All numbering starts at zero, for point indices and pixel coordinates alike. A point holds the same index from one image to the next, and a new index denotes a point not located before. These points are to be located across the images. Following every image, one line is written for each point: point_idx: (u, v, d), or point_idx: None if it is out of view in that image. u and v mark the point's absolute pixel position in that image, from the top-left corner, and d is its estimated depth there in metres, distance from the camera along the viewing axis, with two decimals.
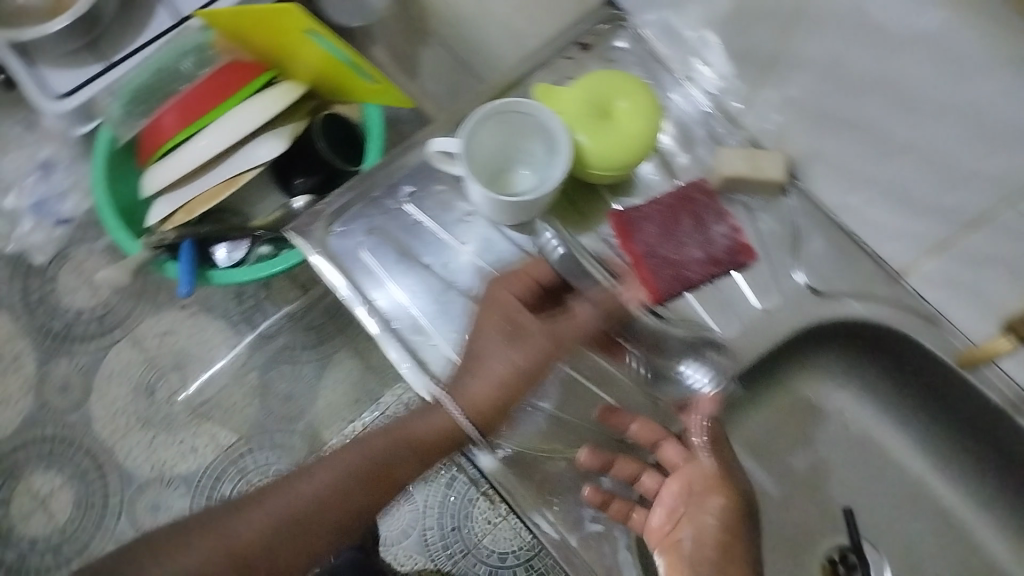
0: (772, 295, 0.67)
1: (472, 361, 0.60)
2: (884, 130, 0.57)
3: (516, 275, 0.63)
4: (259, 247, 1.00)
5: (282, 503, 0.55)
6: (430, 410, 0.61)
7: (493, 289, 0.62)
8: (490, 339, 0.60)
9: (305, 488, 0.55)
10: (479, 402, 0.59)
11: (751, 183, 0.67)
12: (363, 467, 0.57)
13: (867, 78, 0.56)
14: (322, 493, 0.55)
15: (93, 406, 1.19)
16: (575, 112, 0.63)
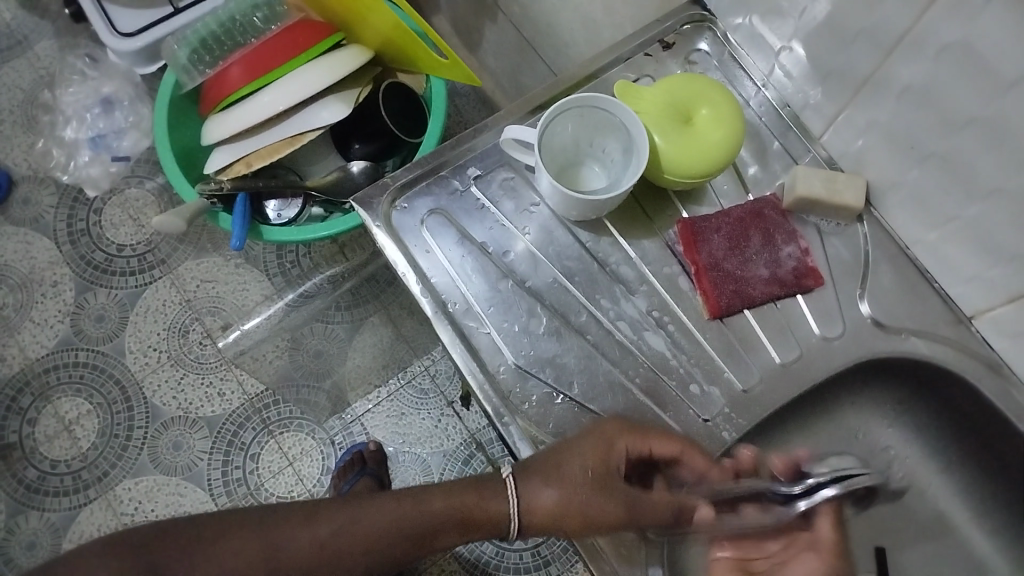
0: (834, 323, 0.65)
1: (552, 472, 0.58)
2: (980, 165, 0.54)
3: (628, 439, 0.58)
4: (312, 207, 1.01)
5: (333, 526, 0.60)
6: (492, 491, 0.61)
7: (617, 436, 0.58)
8: (575, 472, 0.57)
9: (358, 521, 0.60)
10: (536, 512, 0.59)
11: (826, 206, 0.65)
12: (414, 523, 0.61)
13: (964, 111, 0.53)
14: (373, 533, 0.60)
15: (126, 339, 1.35)
16: (655, 114, 0.61)
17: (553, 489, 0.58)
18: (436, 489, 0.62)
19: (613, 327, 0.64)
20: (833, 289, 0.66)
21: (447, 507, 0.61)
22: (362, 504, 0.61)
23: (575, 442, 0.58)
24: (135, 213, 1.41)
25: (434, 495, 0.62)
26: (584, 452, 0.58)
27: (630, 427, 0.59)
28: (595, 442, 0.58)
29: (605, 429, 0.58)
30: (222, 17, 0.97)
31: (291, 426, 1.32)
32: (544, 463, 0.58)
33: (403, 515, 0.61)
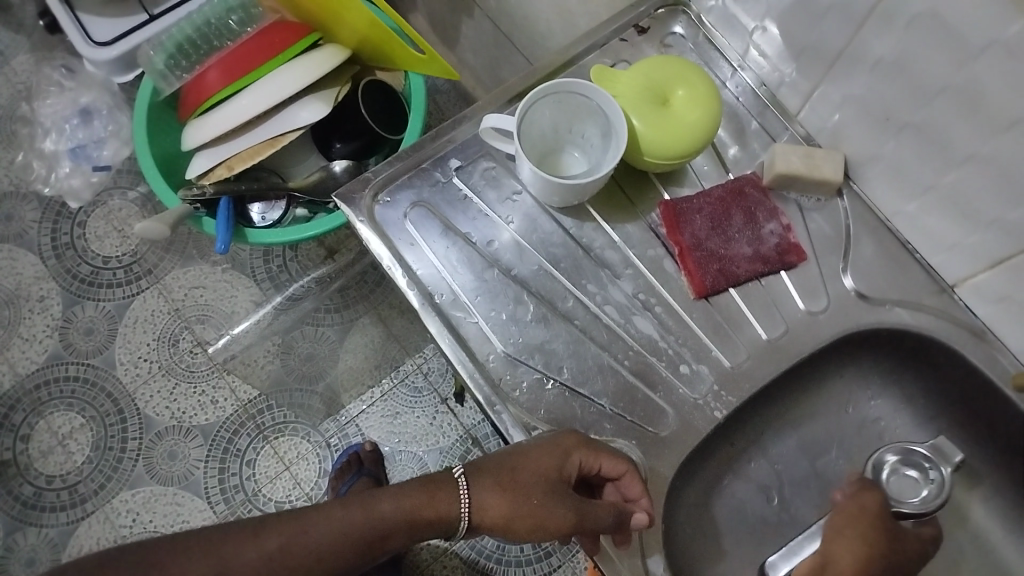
0: (819, 297, 0.65)
1: (504, 475, 0.59)
2: (957, 134, 0.54)
3: (569, 449, 0.58)
4: (296, 209, 1.01)
5: (281, 538, 0.55)
6: (442, 490, 0.61)
7: (572, 450, 0.58)
8: (527, 478, 0.58)
9: (306, 533, 0.57)
10: (487, 512, 0.60)
11: (805, 182, 0.65)
12: (365, 528, 0.59)
13: (939, 80, 0.53)
14: (323, 542, 0.57)
15: (117, 351, 1.35)
16: (633, 96, 0.61)
17: (505, 491, 0.59)
18: (383, 491, 0.61)
19: (600, 312, 0.65)
20: (816, 263, 0.66)
21: (396, 510, 0.60)
22: (303, 518, 0.57)
23: (530, 449, 0.59)
24: (119, 224, 1.40)
25: (382, 498, 0.60)
26: (537, 461, 0.58)
27: (574, 438, 0.59)
28: (548, 455, 0.58)
29: (559, 442, 0.58)
30: (198, 21, 0.97)
31: (286, 430, 1.32)
32: (500, 467, 0.60)
33: (354, 520, 0.58)
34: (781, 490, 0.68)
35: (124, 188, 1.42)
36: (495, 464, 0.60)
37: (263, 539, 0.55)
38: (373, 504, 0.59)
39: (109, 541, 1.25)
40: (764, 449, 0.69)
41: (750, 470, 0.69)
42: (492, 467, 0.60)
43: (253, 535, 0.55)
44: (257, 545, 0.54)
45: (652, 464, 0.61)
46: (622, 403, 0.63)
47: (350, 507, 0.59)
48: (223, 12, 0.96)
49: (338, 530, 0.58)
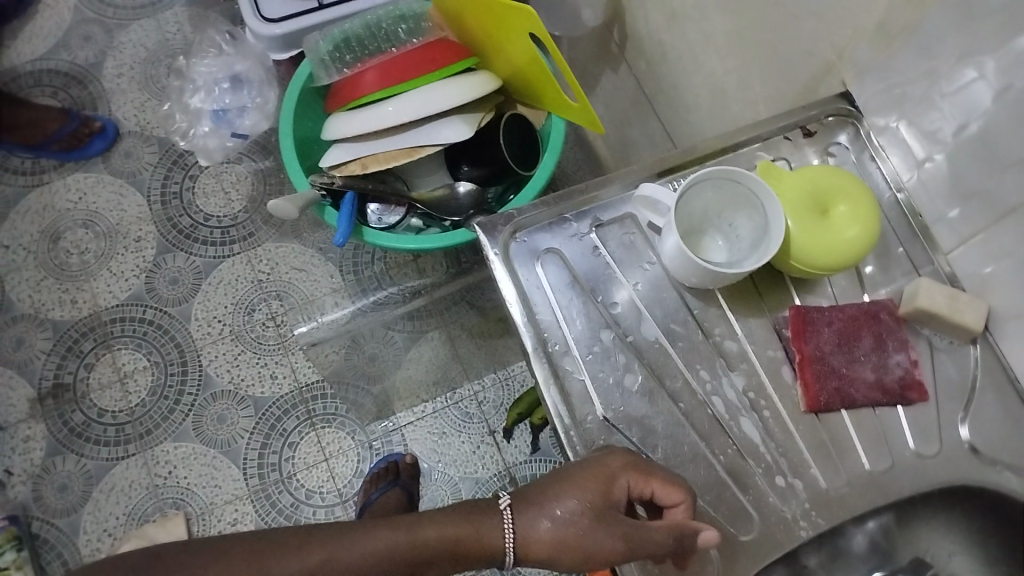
0: (931, 441, 0.64)
1: (549, 502, 0.59)
2: None
3: (615, 467, 0.56)
4: (411, 218, 1.02)
5: (333, 552, 0.57)
6: (488, 522, 0.60)
7: (618, 471, 0.56)
8: (571, 501, 0.58)
9: (347, 550, 0.57)
10: (534, 542, 0.59)
11: (943, 323, 0.64)
12: (406, 552, 0.59)
13: None
14: (367, 560, 0.58)
15: (194, 306, 1.38)
16: (793, 202, 0.61)
17: (553, 518, 0.59)
18: (429, 518, 0.60)
19: (708, 401, 0.64)
20: (934, 405, 0.64)
21: (440, 538, 0.59)
22: (345, 537, 0.58)
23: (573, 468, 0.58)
24: (227, 187, 1.44)
25: (427, 525, 0.60)
26: (583, 485, 0.57)
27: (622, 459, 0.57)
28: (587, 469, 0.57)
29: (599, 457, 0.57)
30: (369, 21, 0.99)
31: (333, 422, 1.32)
32: (544, 494, 0.59)
33: (395, 544, 0.59)
34: None
35: (242, 156, 1.45)
36: (543, 492, 0.60)
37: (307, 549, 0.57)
38: (417, 528, 0.60)
39: (142, 489, 1.27)
40: None
41: None
42: (541, 495, 0.60)
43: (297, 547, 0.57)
44: (300, 555, 0.56)
45: (725, 567, 0.60)
46: (708, 497, 0.62)
47: (394, 529, 0.59)
48: (395, 19, 0.99)
49: (379, 554, 0.58)
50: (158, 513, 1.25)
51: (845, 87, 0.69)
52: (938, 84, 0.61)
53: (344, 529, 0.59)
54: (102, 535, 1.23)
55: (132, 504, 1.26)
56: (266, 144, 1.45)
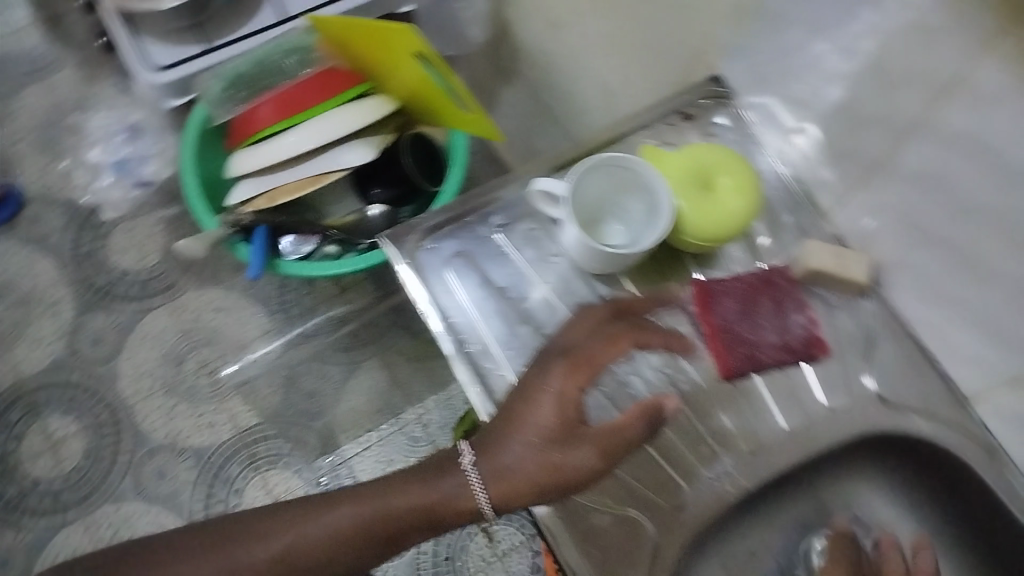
0: (838, 394, 0.67)
1: (510, 440, 0.57)
2: (993, 254, 0.56)
3: (564, 368, 0.58)
4: (326, 246, 1.01)
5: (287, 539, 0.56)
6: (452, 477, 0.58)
7: (567, 373, 0.58)
8: (535, 429, 0.56)
9: (313, 531, 0.56)
10: (512, 487, 0.56)
11: (831, 279, 0.67)
12: (375, 524, 0.57)
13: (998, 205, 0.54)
14: (319, 541, 0.56)
15: (122, 365, 1.31)
16: (678, 181, 0.64)
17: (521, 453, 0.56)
18: (396, 486, 0.58)
19: (625, 381, 0.66)
20: (837, 359, 0.68)
21: (408, 505, 0.57)
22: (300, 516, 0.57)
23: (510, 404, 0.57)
24: (140, 240, 1.38)
25: (394, 493, 0.58)
26: (541, 406, 0.57)
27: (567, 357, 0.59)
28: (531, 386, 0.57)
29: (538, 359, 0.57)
30: (260, 58, 1.00)
31: (278, 463, 1.28)
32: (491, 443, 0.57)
33: (351, 524, 0.56)
34: None
35: (152, 205, 1.40)
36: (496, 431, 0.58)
37: (272, 533, 0.56)
38: (380, 501, 0.57)
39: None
40: None
41: None
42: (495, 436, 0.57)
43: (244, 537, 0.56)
44: (266, 542, 0.56)
45: (661, 539, 0.62)
46: (636, 473, 0.64)
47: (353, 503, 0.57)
48: (284, 52, 1.00)
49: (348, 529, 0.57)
50: None
51: (713, 71, 0.73)
52: (795, 57, 0.65)
53: (291, 512, 0.57)
54: None
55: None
56: (170, 192, 1.40)
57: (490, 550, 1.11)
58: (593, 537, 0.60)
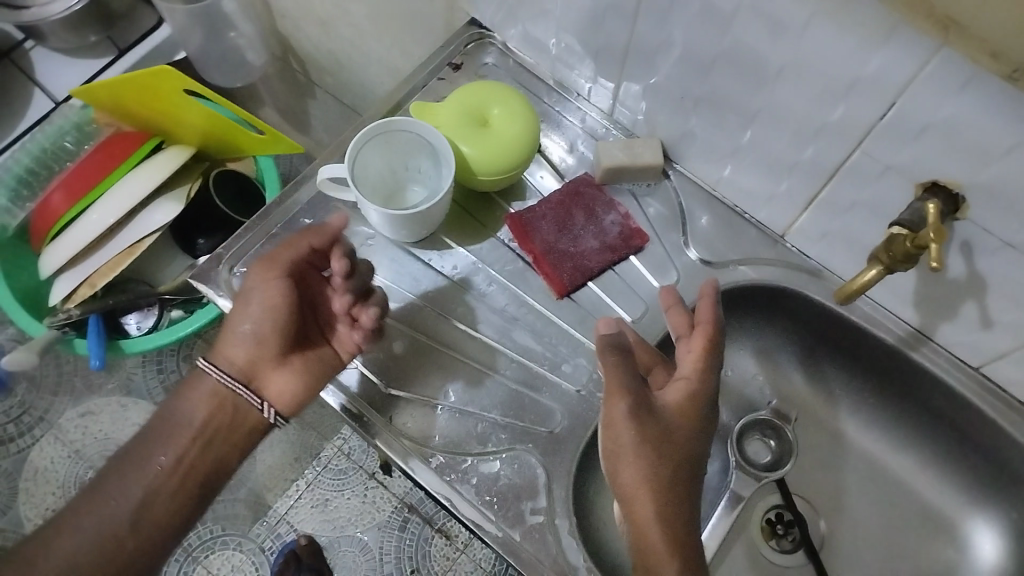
0: (669, 272, 0.70)
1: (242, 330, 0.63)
2: (752, 94, 0.59)
3: (282, 256, 0.63)
4: (170, 311, 1.01)
5: (113, 503, 0.62)
6: (204, 388, 0.65)
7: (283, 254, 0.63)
8: (264, 314, 0.62)
9: (134, 484, 0.63)
10: (274, 382, 0.65)
11: (631, 172, 0.70)
12: (175, 459, 0.64)
13: (740, 44, 0.56)
14: (138, 498, 0.62)
15: (22, 510, 1.16)
16: (455, 126, 0.65)
17: (260, 342, 0.63)
18: (172, 423, 0.65)
19: (474, 333, 0.68)
20: (659, 243, 0.71)
21: (195, 428, 0.64)
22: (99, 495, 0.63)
23: (257, 297, 0.62)
24: None
25: (177, 425, 0.64)
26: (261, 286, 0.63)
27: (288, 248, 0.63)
28: (274, 274, 0.62)
29: (287, 253, 0.63)
30: (31, 149, 0.94)
31: (216, 545, 1.17)
32: (239, 330, 0.63)
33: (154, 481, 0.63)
34: None
35: None
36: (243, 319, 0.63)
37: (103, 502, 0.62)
38: (158, 446, 0.64)
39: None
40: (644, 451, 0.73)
41: None
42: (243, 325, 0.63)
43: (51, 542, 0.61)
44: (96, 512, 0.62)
45: (549, 463, 0.63)
46: (511, 411, 0.65)
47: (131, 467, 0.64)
48: (56, 135, 0.95)
49: (155, 470, 0.63)
50: None
51: (469, 15, 0.76)
52: None
53: (101, 488, 0.63)
54: None
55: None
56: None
57: (451, 546, 1.18)
58: (489, 485, 0.62)
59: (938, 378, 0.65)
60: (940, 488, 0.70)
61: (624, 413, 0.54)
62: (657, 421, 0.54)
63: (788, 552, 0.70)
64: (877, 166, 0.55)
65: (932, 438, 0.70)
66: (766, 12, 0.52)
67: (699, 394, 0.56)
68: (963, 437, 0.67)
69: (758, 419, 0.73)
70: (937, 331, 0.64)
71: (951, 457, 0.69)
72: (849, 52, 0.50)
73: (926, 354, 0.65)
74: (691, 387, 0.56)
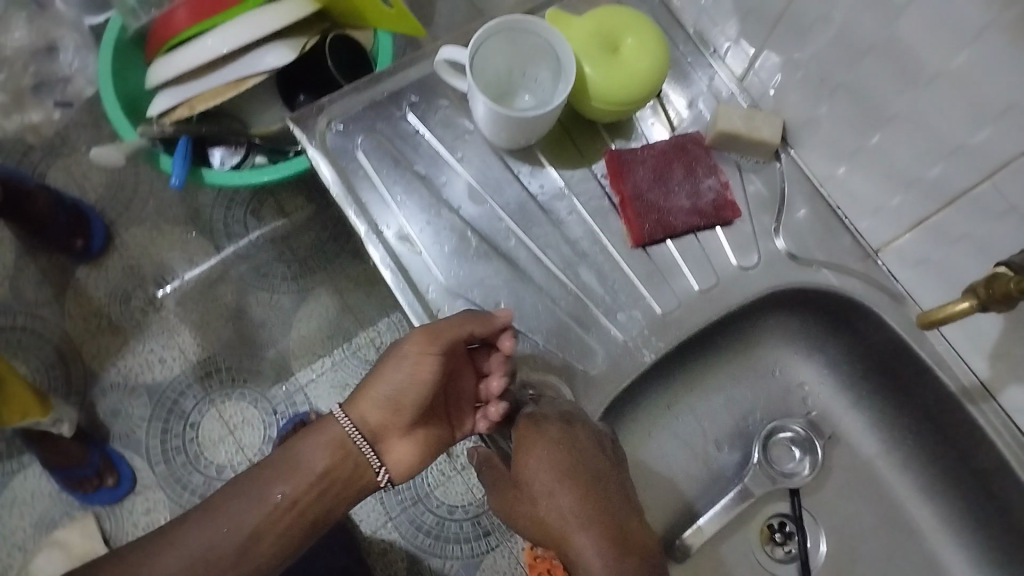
0: (750, 254, 0.68)
1: (382, 391, 0.59)
2: (896, 96, 0.56)
3: (443, 332, 0.58)
4: (255, 156, 1.04)
5: (199, 538, 0.56)
6: (327, 432, 0.60)
7: (445, 333, 0.58)
8: (413, 390, 0.59)
9: (231, 521, 0.56)
10: (397, 455, 0.62)
11: (743, 142, 0.68)
12: (287, 494, 0.58)
13: (902, 39, 0.53)
14: (230, 541, 0.56)
15: (69, 306, 1.20)
16: (586, 43, 0.63)
17: (392, 411, 0.60)
18: (298, 461, 0.59)
19: (541, 255, 0.67)
20: (749, 222, 0.69)
21: (317, 476, 0.59)
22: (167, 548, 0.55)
23: (410, 368, 0.58)
24: (81, 179, 1.25)
25: (302, 465, 0.59)
26: (417, 362, 0.58)
27: (451, 328, 0.58)
28: (432, 351, 0.58)
29: (450, 332, 0.58)
30: None
31: (233, 394, 1.18)
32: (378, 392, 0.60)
33: (258, 525, 0.57)
34: (709, 444, 0.72)
35: (82, 128, 1.26)
36: (384, 383, 0.59)
37: (180, 542, 0.56)
38: (280, 477, 0.58)
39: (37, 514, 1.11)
40: (669, 418, 0.73)
41: (676, 425, 0.72)
42: (385, 389, 0.59)
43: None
44: (163, 556, 0.55)
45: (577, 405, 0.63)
46: (553, 339, 0.65)
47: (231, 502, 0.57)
48: None
49: (261, 504, 0.57)
50: (67, 518, 1.11)
51: None
52: None
53: (192, 522, 0.56)
54: (11, 551, 1.09)
55: (32, 522, 1.10)
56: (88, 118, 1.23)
57: (449, 464, 1.12)
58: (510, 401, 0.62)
59: (987, 438, 0.63)
60: (952, 547, 0.68)
61: (519, 506, 0.58)
62: (534, 456, 0.58)
63: (779, 560, 0.70)
64: (1002, 204, 0.52)
65: (964, 499, 0.67)
66: (943, 12, 0.49)
67: (535, 440, 0.59)
68: (996, 506, 0.64)
69: (793, 427, 0.71)
70: (1003, 392, 0.62)
71: (977, 523, 0.67)
72: (1016, 75, 0.47)
73: (984, 411, 0.63)
74: (526, 442, 0.59)
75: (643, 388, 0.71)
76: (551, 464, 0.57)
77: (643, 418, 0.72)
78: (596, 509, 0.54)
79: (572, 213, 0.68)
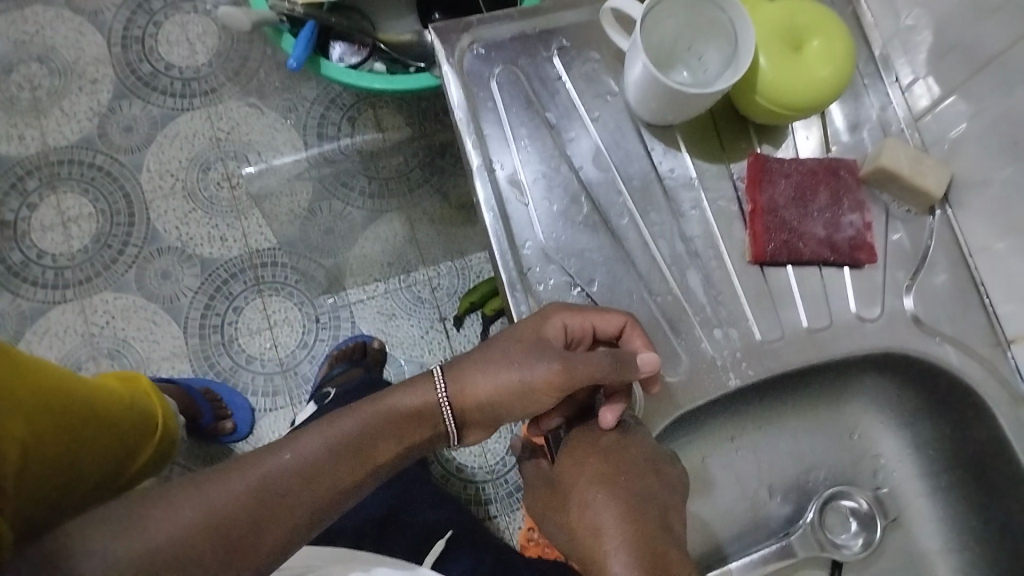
0: (874, 304, 0.62)
1: (486, 390, 0.55)
2: None
3: (575, 376, 0.52)
4: (375, 62, 0.97)
5: (274, 474, 0.49)
6: (415, 396, 0.56)
7: (577, 378, 0.52)
8: (520, 407, 0.55)
9: (308, 464, 0.51)
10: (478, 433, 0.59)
11: (902, 186, 0.62)
12: (363, 445, 0.53)
13: None
14: (303, 478, 0.50)
15: (146, 158, 1.18)
16: (768, 34, 0.58)
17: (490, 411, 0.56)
18: (381, 420, 0.54)
19: (652, 245, 0.62)
20: (882, 270, 0.63)
21: (395, 440, 0.55)
22: (252, 461, 0.50)
23: (528, 389, 0.54)
24: (193, 36, 1.21)
25: (386, 425, 0.54)
26: (536, 389, 0.53)
27: (589, 372, 0.52)
28: (555, 391, 0.53)
29: (585, 380, 0.52)
30: None
31: (281, 290, 1.15)
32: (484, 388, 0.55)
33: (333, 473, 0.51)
34: (762, 488, 0.66)
35: None
36: (496, 388, 0.55)
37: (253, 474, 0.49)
38: (361, 430, 0.53)
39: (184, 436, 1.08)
40: (730, 451, 0.67)
41: (735, 461, 0.67)
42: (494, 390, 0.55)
43: (160, 503, 0.46)
44: (234, 482, 0.48)
45: (647, 411, 0.59)
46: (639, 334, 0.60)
47: (315, 428, 0.53)
48: None
49: (340, 450, 0.52)
50: (91, 362, 1.09)
51: None
52: None
53: (265, 457, 0.50)
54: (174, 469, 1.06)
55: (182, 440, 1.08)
56: None
57: None
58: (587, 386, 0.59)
59: None
60: None
61: (554, 507, 0.57)
62: (577, 467, 0.56)
63: None
64: None
65: None
66: None
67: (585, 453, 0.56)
68: None
69: (855, 499, 0.65)
70: None
71: None
72: None
73: None
74: (576, 453, 0.57)
75: (712, 412, 0.66)
76: (591, 476, 0.55)
77: (704, 443, 0.67)
78: (636, 523, 0.51)
79: (698, 211, 0.63)
